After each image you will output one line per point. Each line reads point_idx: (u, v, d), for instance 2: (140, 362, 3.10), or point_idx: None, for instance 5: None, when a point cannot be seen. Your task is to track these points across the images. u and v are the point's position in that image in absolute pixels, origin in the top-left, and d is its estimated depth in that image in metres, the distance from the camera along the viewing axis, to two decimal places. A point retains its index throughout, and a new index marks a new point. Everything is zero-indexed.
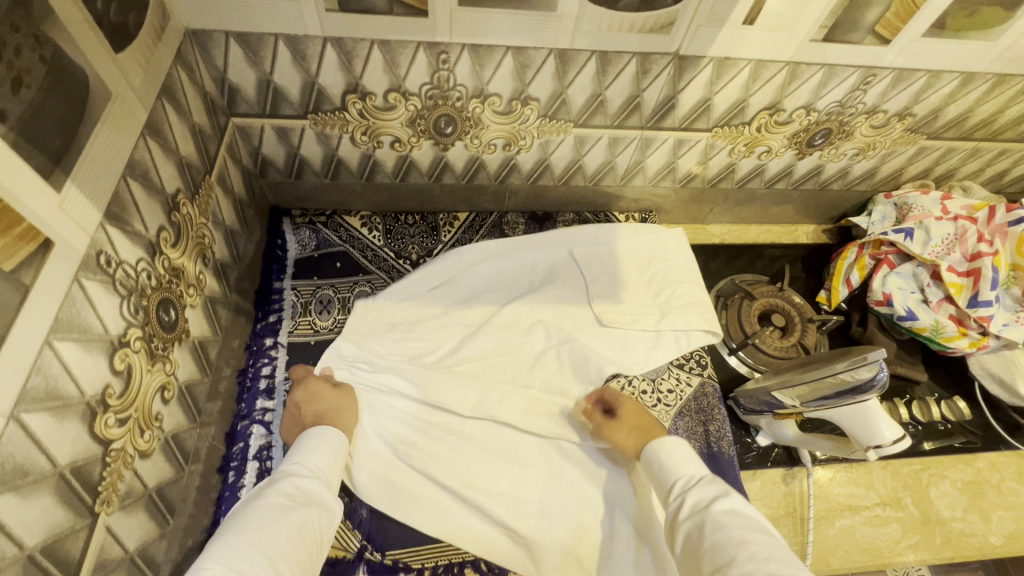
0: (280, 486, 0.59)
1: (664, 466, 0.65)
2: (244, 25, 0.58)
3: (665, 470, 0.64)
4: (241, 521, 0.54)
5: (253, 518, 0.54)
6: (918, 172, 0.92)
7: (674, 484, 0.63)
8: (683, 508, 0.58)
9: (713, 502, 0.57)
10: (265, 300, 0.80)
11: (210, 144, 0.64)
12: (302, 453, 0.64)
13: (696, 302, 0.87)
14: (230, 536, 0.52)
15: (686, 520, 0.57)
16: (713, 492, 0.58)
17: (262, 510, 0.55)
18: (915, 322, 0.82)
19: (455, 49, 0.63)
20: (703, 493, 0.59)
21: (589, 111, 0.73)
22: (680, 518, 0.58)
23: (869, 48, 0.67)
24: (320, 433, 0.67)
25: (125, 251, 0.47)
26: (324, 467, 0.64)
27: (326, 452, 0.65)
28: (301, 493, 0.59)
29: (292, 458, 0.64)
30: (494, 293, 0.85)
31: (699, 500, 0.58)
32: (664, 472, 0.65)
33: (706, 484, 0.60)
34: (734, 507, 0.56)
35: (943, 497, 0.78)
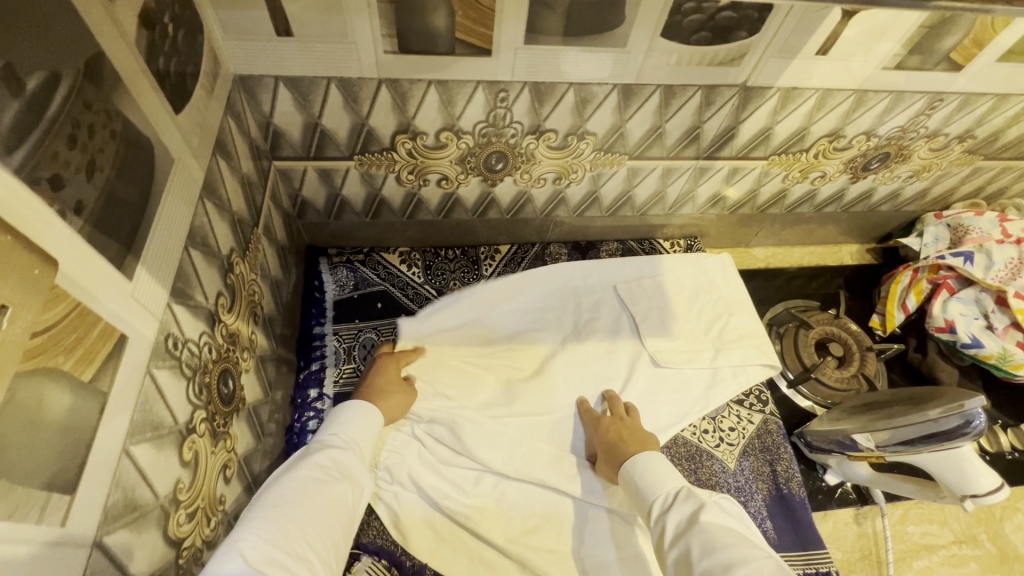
0: (315, 456, 0.55)
1: (639, 485, 0.60)
2: (296, 69, 0.55)
3: (641, 491, 0.59)
4: (274, 492, 0.51)
5: (288, 490, 0.51)
6: (969, 191, 0.90)
7: (651, 505, 0.57)
8: (665, 534, 0.53)
9: (698, 520, 0.52)
10: (306, 348, 0.76)
11: (256, 193, 0.60)
12: (340, 423, 0.60)
13: (752, 334, 0.84)
14: (266, 508, 0.49)
15: (671, 546, 0.52)
16: (691, 511, 0.54)
17: (298, 482, 0.52)
18: (981, 350, 0.79)
19: (516, 87, 0.60)
20: (684, 512, 0.54)
21: (647, 143, 0.70)
22: (666, 545, 0.53)
23: (941, 75, 0.65)
24: (356, 406, 0.63)
25: (189, 328, 0.43)
26: (359, 440, 0.60)
27: (361, 423, 0.61)
28: (337, 467, 0.56)
29: (327, 427, 0.60)
30: (540, 332, 0.81)
31: (681, 521, 0.53)
32: (640, 492, 0.59)
33: (684, 502, 0.55)
34: (716, 523, 0.51)
35: (1019, 531, 0.75)
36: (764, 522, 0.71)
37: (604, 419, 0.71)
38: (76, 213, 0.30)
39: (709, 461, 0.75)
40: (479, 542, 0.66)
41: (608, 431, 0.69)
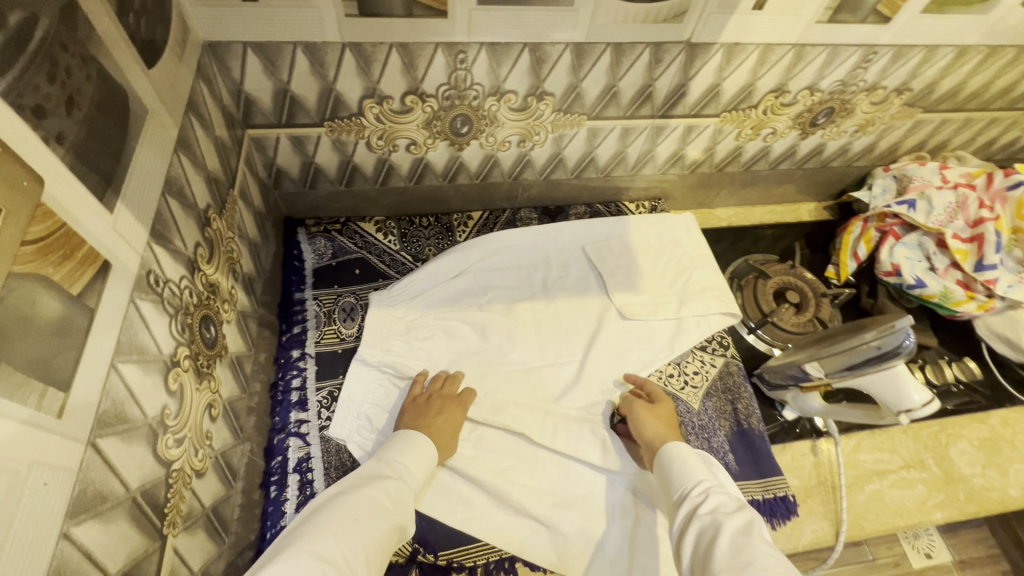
0: (383, 483, 0.58)
1: (686, 466, 0.62)
2: (263, 34, 0.58)
3: (687, 471, 0.61)
4: (346, 504, 0.54)
5: (362, 506, 0.54)
6: (914, 144, 0.95)
7: (695, 485, 0.59)
8: (708, 503, 0.55)
9: (744, 511, 0.53)
10: (288, 312, 0.79)
11: (231, 157, 0.63)
12: (407, 454, 0.64)
13: (713, 286, 0.88)
14: (341, 519, 0.52)
15: (705, 513, 0.54)
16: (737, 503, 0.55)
17: (368, 500, 0.55)
18: (925, 290, 0.85)
19: (473, 48, 0.64)
20: (727, 499, 0.55)
21: (603, 103, 0.74)
22: (700, 511, 0.55)
23: (871, 27, 0.70)
24: (420, 438, 0.66)
25: (169, 269, 0.46)
26: (419, 476, 0.63)
27: (421, 457, 0.65)
28: (400, 497, 0.59)
29: (392, 453, 0.64)
30: (510, 291, 0.85)
31: (725, 504, 0.55)
32: (683, 469, 0.62)
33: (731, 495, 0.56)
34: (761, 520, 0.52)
35: (963, 455, 0.81)
36: (726, 455, 0.76)
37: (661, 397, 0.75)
38: (58, 141, 0.33)
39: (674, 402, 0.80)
40: (457, 481, 0.70)
41: (665, 407, 0.73)
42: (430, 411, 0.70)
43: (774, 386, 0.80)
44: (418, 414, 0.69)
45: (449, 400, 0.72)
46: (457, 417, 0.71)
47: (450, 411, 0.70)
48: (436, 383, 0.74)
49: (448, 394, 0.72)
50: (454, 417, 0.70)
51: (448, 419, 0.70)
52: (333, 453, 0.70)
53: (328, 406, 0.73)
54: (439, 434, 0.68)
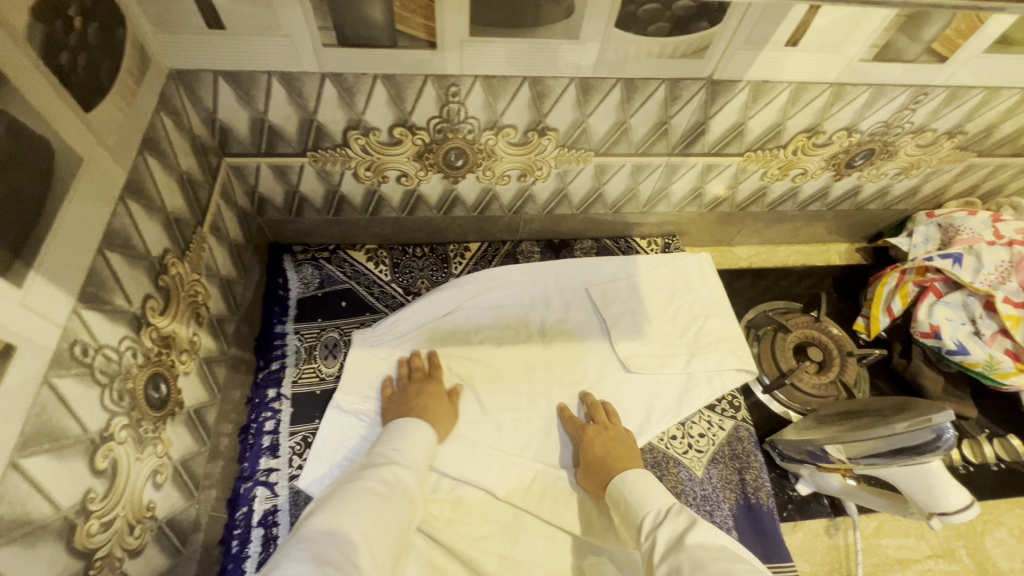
0: (380, 471, 0.60)
1: (631, 501, 0.59)
2: (234, 63, 0.53)
3: (633, 505, 0.59)
4: (344, 499, 0.55)
5: (358, 499, 0.55)
6: (963, 189, 0.86)
7: (644, 519, 0.57)
8: (656, 548, 0.53)
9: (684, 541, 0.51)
10: (267, 347, 0.75)
11: (201, 190, 0.59)
12: (395, 440, 0.64)
13: (726, 338, 0.81)
14: (340, 515, 0.53)
15: (660, 560, 0.51)
16: (685, 524, 0.53)
17: (365, 491, 0.57)
18: (967, 357, 0.76)
19: (466, 82, 0.57)
20: (675, 528, 0.53)
21: (612, 139, 0.67)
22: (654, 558, 0.52)
23: (924, 67, 0.61)
24: (413, 423, 0.66)
25: (104, 334, 0.42)
26: (419, 457, 0.64)
27: (416, 441, 0.65)
28: (400, 484, 0.60)
29: (384, 442, 0.64)
30: (505, 334, 0.80)
31: (672, 536, 0.53)
32: (631, 509, 0.59)
33: (677, 517, 0.55)
34: (706, 542, 0.50)
35: (1000, 546, 0.73)
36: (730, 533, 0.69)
37: (589, 427, 0.70)
38: None
39: (675, 468, 0.73)
40: (433, 549, 0.64)
41: (595, 439, 0.69)
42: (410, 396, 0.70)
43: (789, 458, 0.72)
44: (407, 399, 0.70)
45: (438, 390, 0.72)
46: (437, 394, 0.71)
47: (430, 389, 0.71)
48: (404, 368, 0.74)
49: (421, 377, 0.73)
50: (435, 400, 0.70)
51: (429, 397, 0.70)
52: (301, 507, 0.65)
53: (300, 453, 0.69)
54: (430, 412, 0.69)
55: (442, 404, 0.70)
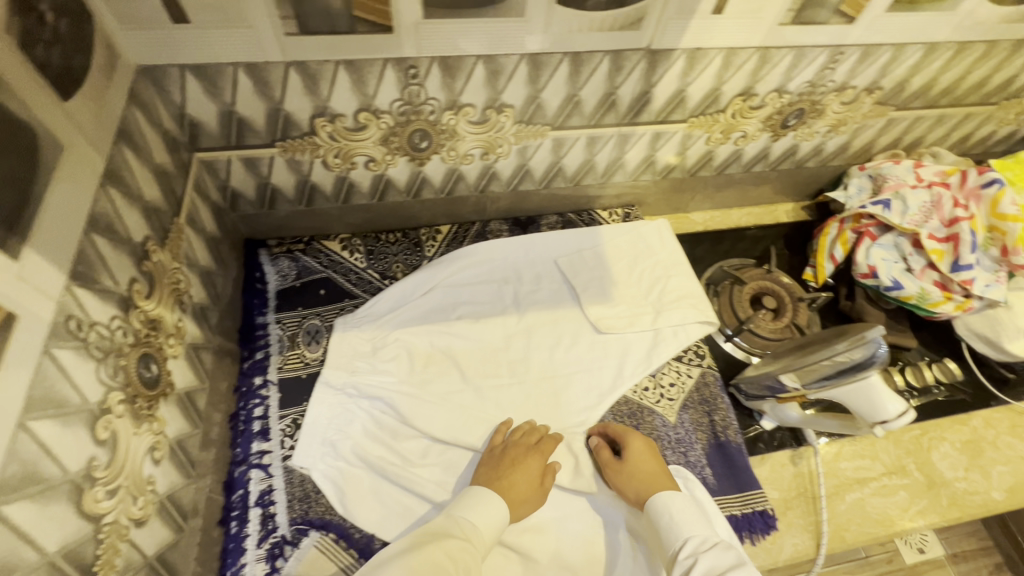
0: (447, 541, 0.58)
1: (673, 522, 0.62)
2: (201, 55, 0.55)
3: (676, 527, 0.62)
4: (410, 565, 0.54)
5: (422, 567, 0.54)
6: (888, 143, 0.94)
7: (683, 544, 0.60)
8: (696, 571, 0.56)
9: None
10: (249, 338, 0.77)
11: (175, 183, 0.61)
12: (473, 510, 0.63)
13: (688, 295, 0.87)
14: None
15: None
16: (729, 562, 0.56)
17: (431, 560, 0.55)
18: (901, 291, 0.83)
19: (424, 63, 0.61)
20: (718, 561, 0.57)
21: (565, 113, 0.72)
22: None
23: (837, 27, 0.68)
24: (495, 499, 0.64)
25: (96, 311, 0.44)
26: (486, 537, 0.62)
27: (489, 517, 0.63)
28: (463, 558, 0.57)
29: (461, 509, 0.63)
30: (481, 308, 0.84)
31: (715, 566, 0.56)
32: (671, 530, 0.62)
33: (723, 551, 0.58)
34: None
35: (945, 459, 0.80)
36: (703, 470, 0.74)
37: (636, 438, 0.72)
38: None
39: (650, 416, 0.78)
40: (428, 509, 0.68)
41: (640, 454, 0.70)
42: (501, 466, 0.67)
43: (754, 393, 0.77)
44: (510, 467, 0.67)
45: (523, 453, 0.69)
46: (538, 467, 0.68)
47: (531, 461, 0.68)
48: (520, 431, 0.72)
49: (529, 443, 0.70)
50: (528, 469, 0.67)
51: (529, 472, 0.67)
52: (297, 484, 0.68)
53: (291, 434, 0.71)
54: (518, 483, 0.66)
55: (534, 486, 0.67)
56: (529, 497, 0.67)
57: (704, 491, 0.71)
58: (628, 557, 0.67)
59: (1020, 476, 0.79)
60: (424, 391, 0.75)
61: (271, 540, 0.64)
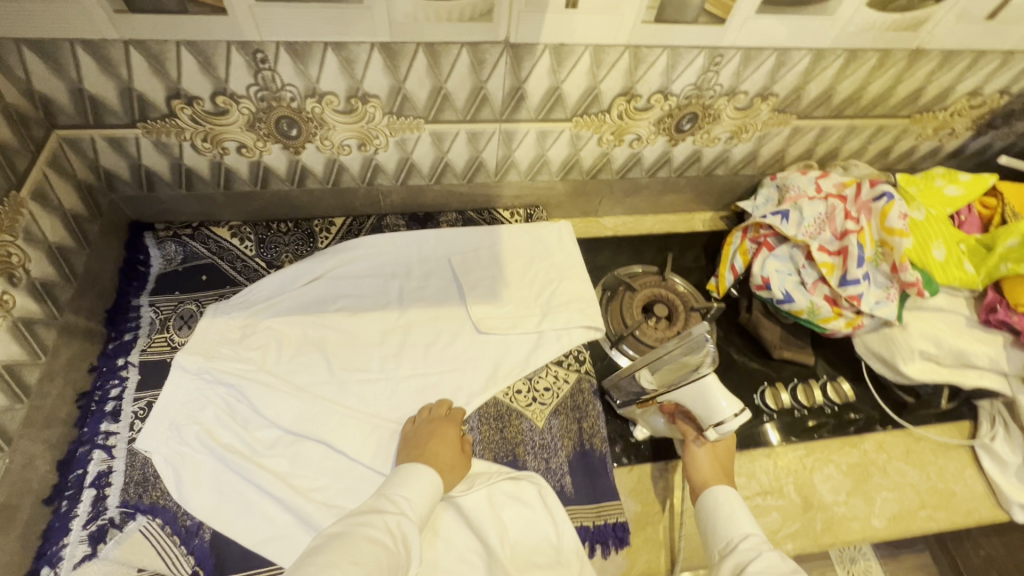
0: (384, 518, 0.58)
1: (723, 515, 0.63)
2: (33, 30, 0.56)
3: (727, 522, 0.62)
4: (348, 544, 0.54)
5: (362, 547, 0.54)
6: (800, 153, 0.91)
7: (740, 538, 0.60)
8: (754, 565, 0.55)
9: None
10: (119, 319, 0.77)
11: (17, 158, 0.61)
12: (410, 488, 0.63)
13: (578, 298, 0.85)
14: (341, 559, 0.52)
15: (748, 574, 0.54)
16: (785, 566, 0.55)
17: (369, 539, 0.55)
18: (792, 305, 0.80)
19: (270, 48, 0.61)
20: (778, 560, 0.56)
21: (436, 106, 0.71)
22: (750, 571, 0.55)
23: (706, 28, 0.66)
24: (420, 470, 0.64)
25: None
26: (422, 508, 0.62)
27: (424, 491, 0.63)
28: (401, 533, 0.58)
29: (394, 487, 0.63)
30: (362, 301, 0.83)
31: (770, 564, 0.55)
32: (719, 523, 0.62)
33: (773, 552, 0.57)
34: None
35: (827, 481, 0.76)
36: (562, 478, 0.72)
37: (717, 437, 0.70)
38: None
39: (518, 420, 0.76)
40: (265, 500, 0.66)
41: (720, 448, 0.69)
42: (421, 440, 0.68)
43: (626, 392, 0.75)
44: (430, 438, 0.68)
45: (439, 424, 0.70)
46: (454, 435, 0.70)
47: (440, 431, 0.69)
48: (424, 412, 0.72)
49: (438, 416, 0.71)
50: (447, 438, 0.69)
51: (446, 441, 0.68)
52: (137, 467, 0.67)
53: (142, 416, 0.70)
54: (438, 453, 0.67)
55: (454, 451, 0.68)
56: (456, 465, 0.68)
57: (557, 500, 0.69)
58: (461, 561, 0.65)
59: (905, 505, 0.75)
60: (285, 380, 0.74)
61: (97, 522, 0.63)
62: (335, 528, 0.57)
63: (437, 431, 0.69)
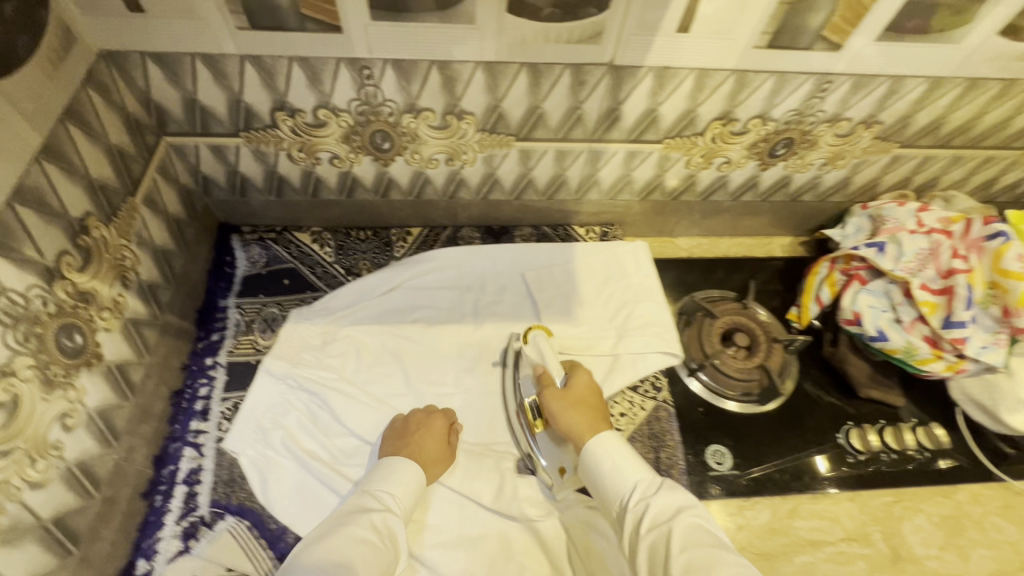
0: (370, 518, 0.59)
1: (606, 476, 0.62)
2: (159, 44, 0.58)
3: (619, 476, 0.61)
4: (330, 547, 0.54)
5: (340, 546, 0.55)
6: (895, 182, 0.87)
7: (632, 489, 0.60)
8: (647, 519, 0.57)
9: (671, 522, 0.55)
10: (208, 319, 0.79)
11: (133, 164, 0.63)
12: (393, 483, 0.63)
13: (654, 322, 0.83)
14: (321, 562, 0.52)
15: (649, 531, 0.56)
16: (675, 506, 0.57)
17: (349, 538, 0.56)
18: (886, 343, 0.77)
19: (377, 64, 0.61)
20: (665, 507, 0.57)
21: (529, 124, 0.71)
22: (645, 530, 0.56)
23: (821, 54, 0.63)
24: (404, 464, 0.65)
25: (9, 279, 0.46)
26: (405, 500, 0.63)
27: (405, 483, 0.64)
28: (384, 527, 0.59)
29: (377, 482, 0.63)
30: (438, 314, 0.83)
31: (663, 512, 0.56)
32: (614, 476, 0.62)
33: (671, 494, 0.58)
34: (701, 524, 0.55)
35: (918, 532, 0.72)
36: None
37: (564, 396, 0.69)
38: None
39: None
40: None
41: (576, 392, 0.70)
42: (405, 432, 0.69)
43: (511, 368, 0.78)
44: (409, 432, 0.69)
45: (429, 421, 0.70)
46: (440, 430, 0.70)
47: (428, 421, 0.70)
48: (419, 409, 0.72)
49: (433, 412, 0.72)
50: (434, 429, 0.69)
51: (566, 414, 0.68)
52: (225, 467, 0.69)
53: (230, 417, 0.72)
54: (417, 447, 0.67)
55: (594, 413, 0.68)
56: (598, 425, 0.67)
57: None
58: None
59: (1004, 564, 0.71)
60: (364, 391, 0.75)
61: (189, 519, 0.65)
62: (316, 531, 0.58)
63: (408, 425, 0.70)
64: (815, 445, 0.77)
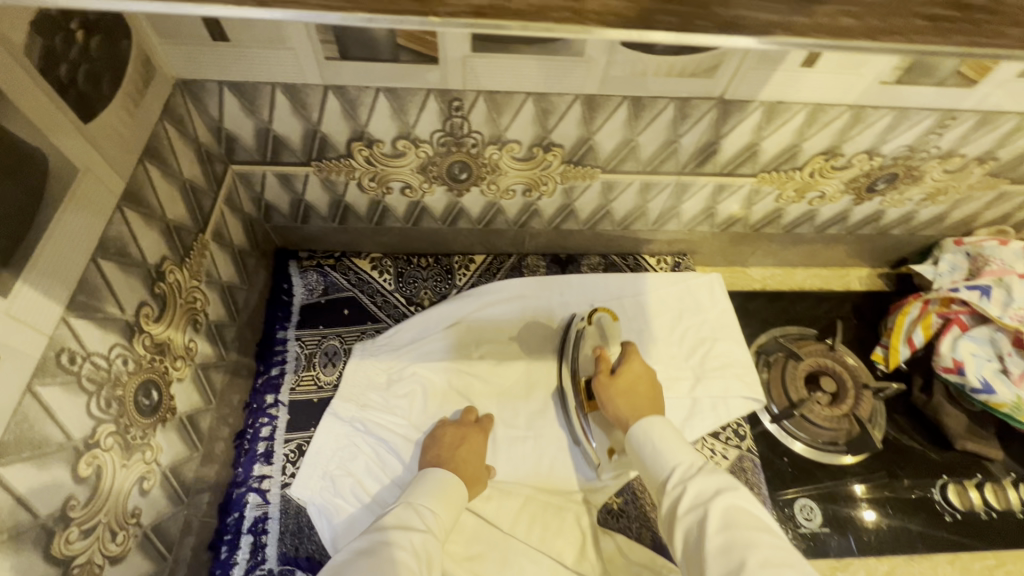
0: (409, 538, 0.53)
1: (650, 461, 0.59)
2: (238, 73, 0.53)
3: (658, 457, 0.58)
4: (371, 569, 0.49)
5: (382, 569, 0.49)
6: (995, 217, 0.81)
7: (671, 473, 0.56)
8: (684, 499, 0.53)
9: (710, 501, 0.51)
10: (267, 353, 0.75)
11: (204, 199, 0.59)
12: (435, 502, 0.58)
13: (734, 363, 0.79)
14: None
15: (687, 514, 0.52)
16: (715, 487, 0.53)
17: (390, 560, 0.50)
18: (992, 396, 0.72)
19: (469, 96, 0.57)
20: (705, 487, 0.53)
21: (619, 157, 0.66)
22: (682, 512, 0.52)
23: (951, 90, 0.58)
24: (443, 477, 0.62)
25: (94, 343, 0.42)
26: (447, 520, 0.58)
27: (447, 500, 0.60)
28: (426, 550, 0.54)
29: (420, 498, 0.59)
30: (505, 349, 0.78)
31: (702, 492, 0.52)
32: (654, 461, 0.58)
33: (707, 474, 0.54)
34: (743, 506, 0.51)
35: None
36: None
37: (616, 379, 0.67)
38: None
39: None
40: None
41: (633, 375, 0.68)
42: (452, 444, 0.67)
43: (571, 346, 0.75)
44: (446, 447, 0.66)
45: (471, 435, 0.69)
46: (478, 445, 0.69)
47: (465, 437, 0.68)
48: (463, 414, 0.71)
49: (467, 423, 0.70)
50: (475, 447, 0.68)
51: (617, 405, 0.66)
52: (291, 516, 0.65)
53: (294, 460, 0.69)
54: (458, 459, 0.65)
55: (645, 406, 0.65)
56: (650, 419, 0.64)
57: None
58: None
59: None
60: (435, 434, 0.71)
61: (257, 572, 0.62)
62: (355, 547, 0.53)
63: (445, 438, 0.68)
64: (892, 493, 0.74)
